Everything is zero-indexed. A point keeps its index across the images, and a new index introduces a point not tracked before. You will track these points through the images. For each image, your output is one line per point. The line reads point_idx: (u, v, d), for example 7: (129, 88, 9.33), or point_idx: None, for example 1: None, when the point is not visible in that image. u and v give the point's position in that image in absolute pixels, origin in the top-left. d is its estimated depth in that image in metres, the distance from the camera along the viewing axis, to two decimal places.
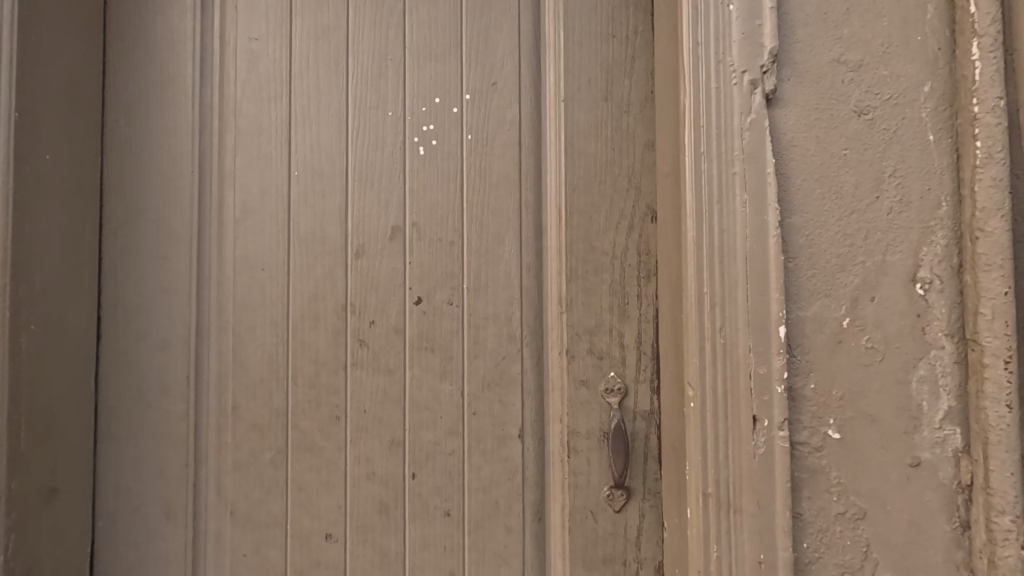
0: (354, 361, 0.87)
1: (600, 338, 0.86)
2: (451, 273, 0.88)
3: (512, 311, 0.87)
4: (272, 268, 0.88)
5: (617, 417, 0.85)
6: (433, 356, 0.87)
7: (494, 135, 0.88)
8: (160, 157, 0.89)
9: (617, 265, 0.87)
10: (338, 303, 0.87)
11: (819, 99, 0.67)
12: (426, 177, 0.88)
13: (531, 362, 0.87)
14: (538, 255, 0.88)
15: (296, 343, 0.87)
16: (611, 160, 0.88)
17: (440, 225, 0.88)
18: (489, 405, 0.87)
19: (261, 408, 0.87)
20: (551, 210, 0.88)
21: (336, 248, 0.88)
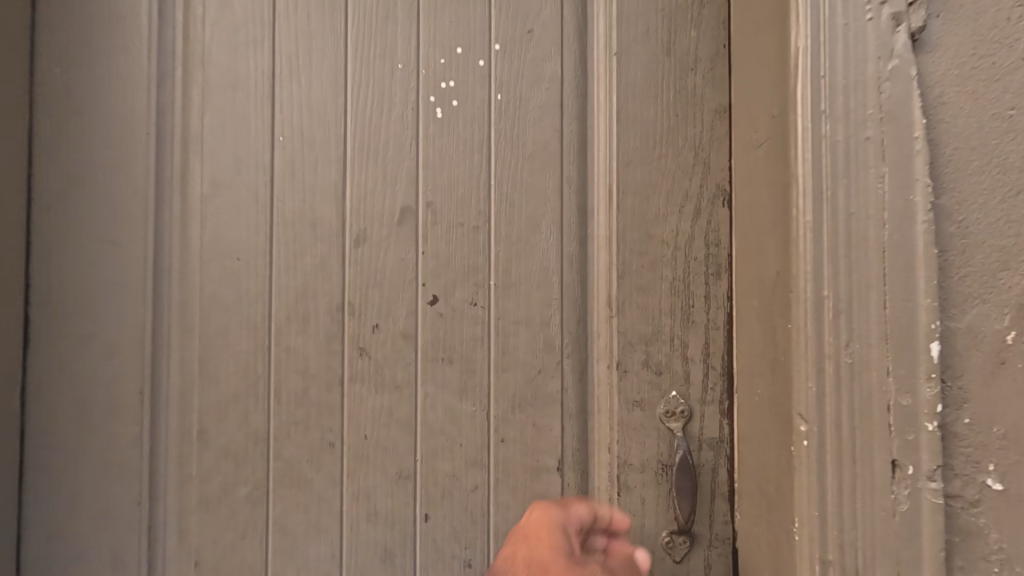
0: (353, 375, 0.70)
1: (659, 348, 0.70)
2: (474, 265, 0.70)
3: (550, 314, 0.70)
4: (250, 258, 0.70)
5: (682, 448, 0.69)
6: (452, 369, 0.70)
7: (529, 95, 0.71)
8: (107, 114, 0.70)
9: (680, 258, 0.70)
10: (333, 302, 0.70)
11: (979, 44, 0.50)
12: (444, 146, 0.70)
13: (573, 377, 0.71)
14: (582, 245, 0.71)
15: (279, 352, 0.70)
16: (674, 128, 0.71)
17: (461, 205, 0.70)
18: (520, 430, 0.70)
19: (234, 433, 0.69)
20: (598, 190, 0.71)
21: (331, 234, 0.70)
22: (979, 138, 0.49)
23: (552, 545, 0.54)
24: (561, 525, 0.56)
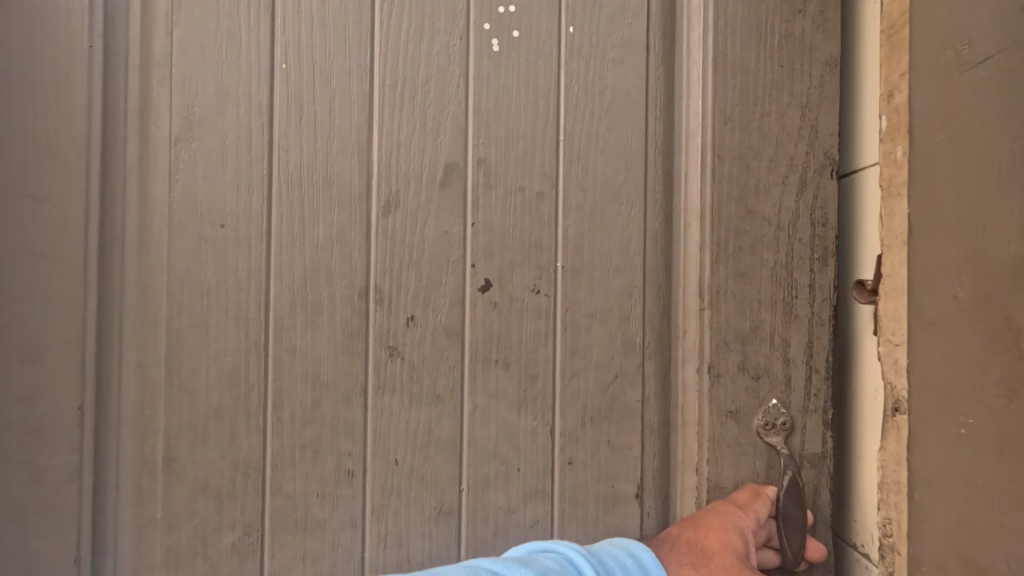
0: (380, 382, 0.53)
1: (757, 348, 0.58)
2: (538, 242, 0.55)
3: (630, 305, 0.57)
4: (239, 225, 0.52)
5: (789, 466, 0.57)
6: (508, 375, 0.55)
7: (608, 30, 0.56)
8: (25, 14, 0.49)
9: (782, 239, 0.58)
10: (353, 287, 0.53)
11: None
12: (502, 90, 0.55)
13: (655, 384, 0.58)
14: (666, 221, 0.58)
15: (279, 352, 0.52)
16: (778, 82, 0.58)
17: (524, 165, 0.55)
18: (592, 450, 0.56)
19: (217, 462, 0.51)
20: (692, 153, 0.58)
21: (352, 197, 0.53)
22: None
23: (725, 542, 0.52)
24: (739, 526, 0.53)
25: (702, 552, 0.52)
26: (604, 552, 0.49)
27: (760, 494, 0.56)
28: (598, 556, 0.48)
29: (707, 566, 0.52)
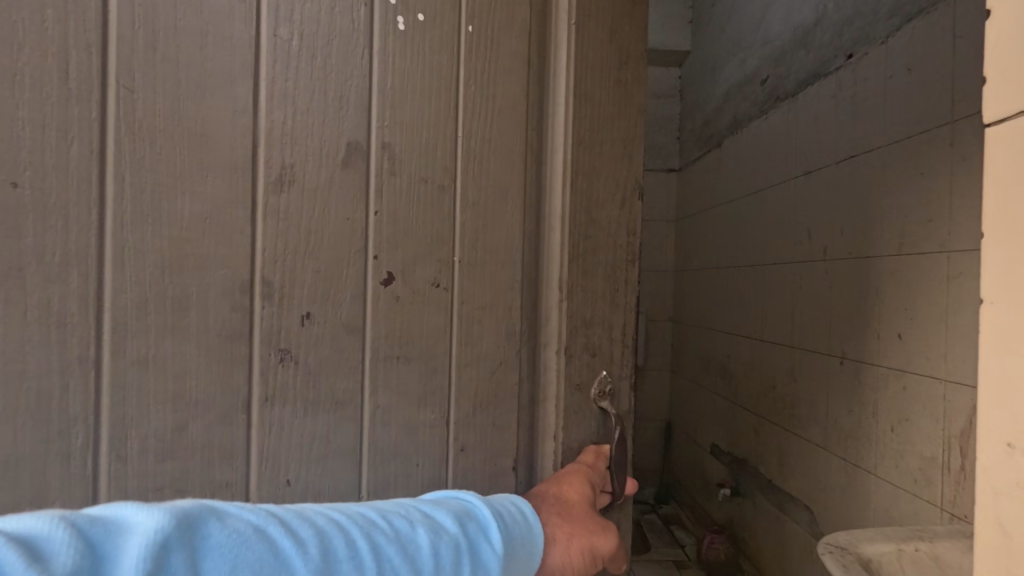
0: (270, 393, 0.46)
1: (599, 334, 0.59)
2: (438, 236, 0.53)
3: (512, 299, 0.56)
4: (52, 191, 0.40)
5: (617, 422, 0.60)
6: (409, 372, 0.52)
7: (501, 31, 0.55)
8: None
9: (617, 245, 0.59)
10: (233, 280, 0.45)
11: (886, 34, 1.15)
12: (408, 76, 0.51)
13: (528, 370, 0.58)
14: (535, 221, 0.57)
15: (125, 367, 0.42)
16: (619, 110, 0.59)
17: (428, 154, 0.52)
18: (481, 435, 0.55)
19: (24, 507, 0.40)
20: (556, 164, 0.57)
21: (233, 166, 0.44)
22: (932, 195, 1.01)
23: (580, 492, 0.54)
24: (586, 476, 0.56)
25: (560, 499, 0.53)
26: (494, 498, 0.46)
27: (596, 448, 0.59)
28: (490, 500, 0.46)
29: (570, 510, 0.52)
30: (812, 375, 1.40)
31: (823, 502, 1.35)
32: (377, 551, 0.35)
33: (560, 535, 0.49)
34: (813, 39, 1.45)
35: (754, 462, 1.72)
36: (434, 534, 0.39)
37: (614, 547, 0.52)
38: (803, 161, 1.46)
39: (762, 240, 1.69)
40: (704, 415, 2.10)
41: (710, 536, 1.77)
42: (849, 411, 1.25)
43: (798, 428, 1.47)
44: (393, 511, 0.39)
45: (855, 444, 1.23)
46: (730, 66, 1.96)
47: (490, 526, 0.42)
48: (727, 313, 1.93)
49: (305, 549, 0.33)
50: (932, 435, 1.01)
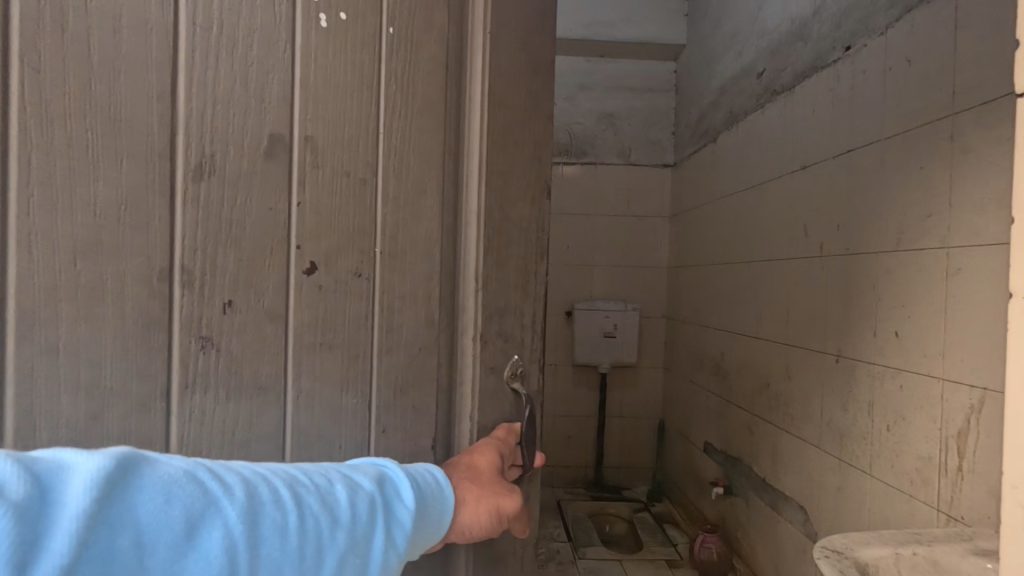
0: (189, 380, 0.49)
1: (512, 321, 0.62)
2: (359, 227, 0.55)
3: (432, 289, 0.59)
4: None
5: (530, 403, 0.63)
6: (333, 358, 0.55)
7: (421, 31, 0.56)
8: None
9: (529, 239, 0.63)
10: (151, 268, 0.48)
11: (886, 24, 1.27)
12: (331, 74, 0.53)
13: (446, 354, 0.60)
14: (454, 216, 0.60)
15: (33, 354, 0.45)
16: (531, 115, 0.62)
17: (347, 150, 0.54)
18: (402, 414, 0.58)
19: None
20: (472, 163, 0.60)
21: (150, 154, 0.47)
22: (931, 189, 1.12)
23: (487, 460, 0.57)
24: (495, 447, 0.59)
25: (471, 467, 0.57)
26: (410, 466, 0.52)
27: (505, 424, 0.62)
28: (407, 468, 0.51)
29: (478, 476, 0.56)
30: (807, 373, 1.54)
31: (816, 503, 1.48)
32: (299, 500, 0.41)
33: (468, 497, 0.53)
34: (812, 30, 1.59)
35: (748, 463, 1.87)
36: (351, 490, 0.44)
37: (518, 510, 0.56)
38: (801, 157, 1.60)
39: (761, 242, 1.83)
40: (701, 411, 2.30)
41: (704, 536, 1.97)
42: (844, 410, 1.38)
43: (792, 427, 1.61)
44: (316, 470, 0.45)
45: (848, 443, 1.36)
46: (728, 60, 2.17)
47: (402, 482, 0.49)
48: (726, 313, 2.09)
49: (232, 492, 0.38)
50: (930, 436, 1.11)
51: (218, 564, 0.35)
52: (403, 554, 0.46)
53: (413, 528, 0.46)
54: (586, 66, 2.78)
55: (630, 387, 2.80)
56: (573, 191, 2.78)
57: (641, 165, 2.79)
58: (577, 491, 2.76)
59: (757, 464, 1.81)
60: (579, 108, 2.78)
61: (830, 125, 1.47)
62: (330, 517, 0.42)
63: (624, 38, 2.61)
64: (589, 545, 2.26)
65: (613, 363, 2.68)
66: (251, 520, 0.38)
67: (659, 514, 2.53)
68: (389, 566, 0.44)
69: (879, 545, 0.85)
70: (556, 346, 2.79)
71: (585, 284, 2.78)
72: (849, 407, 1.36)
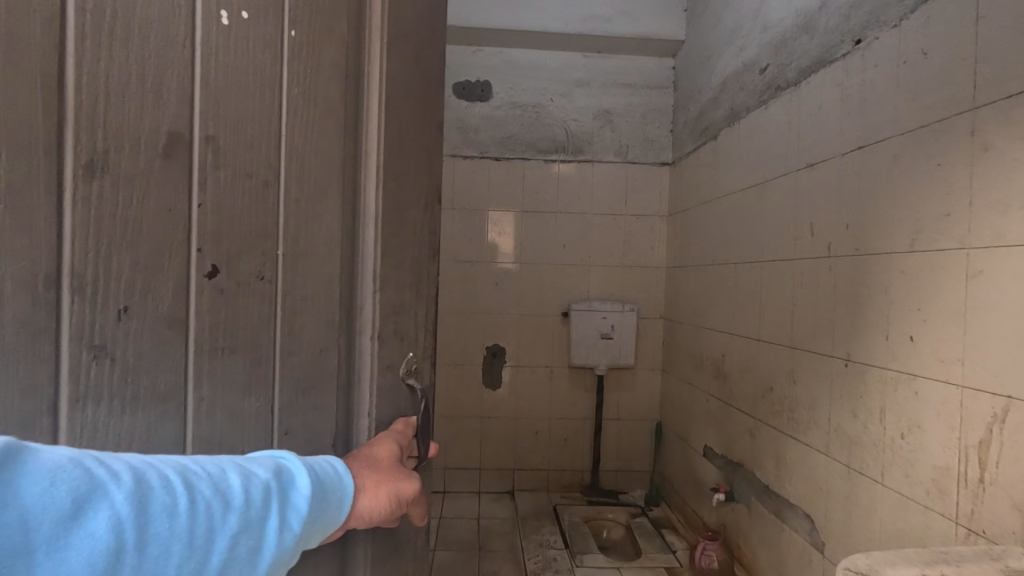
0: (84, 390, 0.49)
1: (405, 318, 0.70)
2: (262, 231, 0.58)
3: (333, 290, 0.63)
4: None
5: (424, 397, 0.72)
6: (235, 360, 0.57)
7: (320, 44, 0.60)
8: None
9: (421, 243, 0.72)
10: (38, 273, 0.47)
11: (900, 17, 1.22)
12: (230, 83, 0.55)
13: (345, 352, 0.65)
14: (353, 216, 0.65)
15: None
16: (421, 131, 0.71)
17: (248, 154, 0.57)
18: (304, 407, 0.62)
19: None
20: (370, 168, 0.66)
21: (36, 153, 0.46)
22: (948, 188, 1.07)
23: (386, 450, 0.63)
24: (393, 438, 0.66)
25: (371, 456, 0.62)
26: (312, 458, 0.57)
27: (402, 417, 0.70)
28: (306, 461, 0.55)
29: (378, 464, 0.61)
30: (815, 377, 1.48)
31: (823, 511, 1.42)
32: (190, 487, 0.45)
33: (368, 484, 0.59)
34: (818, 24, 1.54)
35: (750, 467, 1.82)
36: (243, 478, 0.48)
37: (416, 493, 0.62)
38: (807, 154, 1.55)
39: (765, 241, 1.77)
40: (700, 413, 2.25)
41: (705, 543, 1.94)
42: (854, 415, 1.32)
43: (799, 432, 1.55)
44: (213, 459, 0.49)
45: (858, 449, 1.31)
46: (729, 54, 2.11)
47: (297, 474, 0.52)
48: (727, 313, 2.04)
49: (121, 478, 0.42)
50: (948, 445, 1.06)
51: (107, 542, 0.40)
52: (299, 535, 0.50)
53: (308, 511, 0.51)
54: (585, 62, 2.72)
55: (628, 389, 2.74)
56: (570, 190, 2.73)
57: (640, 163, 2.74)
58: (575, 495, 2.71)
59: (760, 470, 1.75)
60: (577, 105, 2.72)
61: (840, 121, 1.41)
62: (223, 503, 0.46)
63: (623, 34, 2.56)
64: (587, 552, 2.19)
65: (611, 365, 2.63)
66: (140, 505, 0.42)
67: (658, 518, 2.49)
68: (285, 546, 0.49)
69: (904, 566, 0.79)
70: (555, 347, 2.74)
71: (583, 284, 2.73)
72: (860, 413, 1.31)
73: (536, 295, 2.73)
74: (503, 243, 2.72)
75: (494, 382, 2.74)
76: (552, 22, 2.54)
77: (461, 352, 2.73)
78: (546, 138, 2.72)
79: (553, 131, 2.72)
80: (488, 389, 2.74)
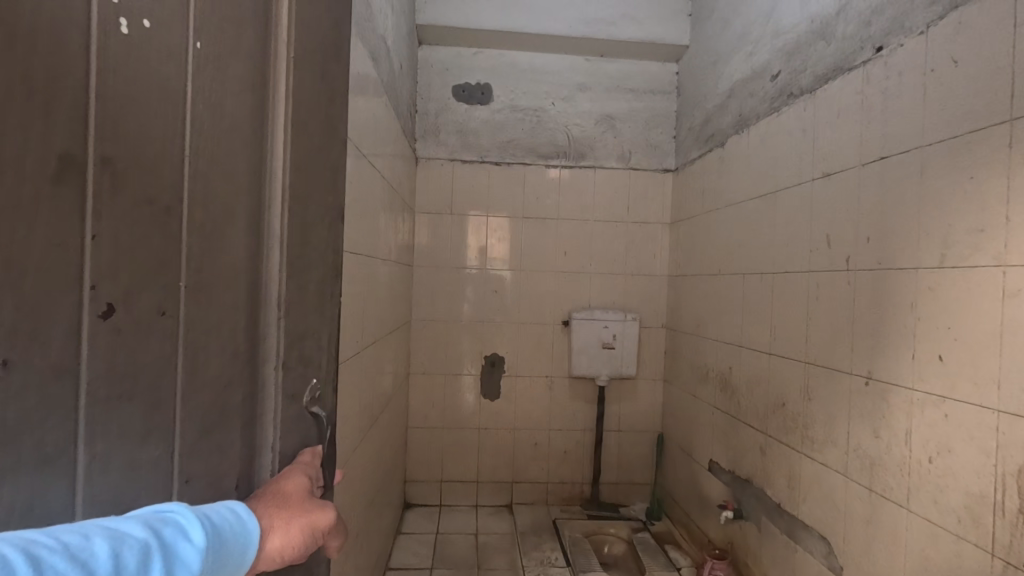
0: None
1: (309, 342, 0.71)
2: (163, 262, 0.52)
3: (237, 320, 0.61)
4: None
5: (328, 424, 0.75)
6: (134, 405, 0.51)
7: (227, 63, 0.57)
8: None
9: (323, 265, 0.73)
10: None
11: (927, 23, 1.18)
12: (128, 100, 0.49)
13: (248, 388, 0.63)
14: (258, 238, 0.63)
15: None
16: (323, 154, 0.72)
17: (151, 174, 0.51)
18: (206, 443, 0.58)
19: None
20: (275, 190, 0.64)
21: None
22: (982, 201, 1.03)
23: (295, 484, 0.65)
24: (302, 472, 0.67)
25: (279, 492, 0.63)
26: (205, 507, 0.53)
27: (308, 448, 0.72)
28: (204, 513, 0.52)
29: (287, 500, 0.62)
30: (829, 394, 1.44)
31: (840, 533, 1.38)
32: (37, 563, 0.39)
33: (277, 523, 0.58)
34: (835, 30, 1.50)
35: (760, 485, 1.77)
36: (113, 543, 0.43)
37: (331, 524, 0.63)
38: (823, 163, 1.50)
39: (776, 252, 1.72)
40: (705, 427, 2.20)
41: (712, 562, 1.89)
42: (875, 435, 1.27)
43: (814, 450, 1.50)
44: (69, 527, 0.43)
45: (880, 471, 1.25)
46: (736, 60, 2.08)
47: (186, 529, 0.49)
48: (734, 324, 1.99)
49: None
50: (980, 471, 1.01)
51: None
52: None
53: (201, 567, 0.48)
54: (587, 66, 2.67)
55: (629, 400, 2.68)
56: (572, 196, 2.67)
57: (642, 169, 2.69)
58: (575, 509, 2.65)
59: (771, 488, 1.69)
60: (577, 110, 2.67)
61: (858, 132, 1.37)
62: (84, 573, 0.41)
63: (627, 37, 2.52)
64: (589, 570, 2.13)
65: (612, 375, 2.57)
66: None
67: (659, 533, 2.43)
68: None
69: None
70: (553, 357, 2.67)
71: (584, 292, 2.67)
72: (881, 433, 1.26)
73: (536, 304, 2.66)
74: (502, 250, 2.65)
75: (493, 393, 2.67)
76: (555, 25, 2.48)
77: (457, 362, 2.66)
78: (547, 142, 2.66)
79: (553, 136, 2.66)
80: (484, 400, 2.67)
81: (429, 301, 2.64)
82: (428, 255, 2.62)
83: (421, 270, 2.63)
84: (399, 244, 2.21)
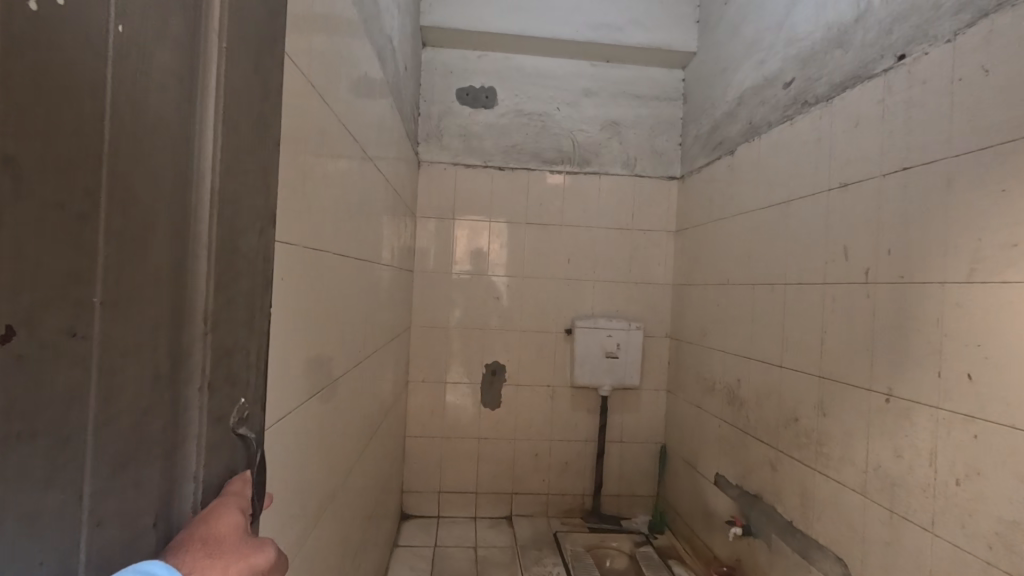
0: None
1: (239, 361, 0.59)
2: (75, 270, 0.36)
3: (157, 340, 0.45)
4: None
5: (256, 447, 0.64)
6: (30, 453, 0.33)
7: (156, 21, 0.43)
8: None
9: (254, 271, 0.62)
10: None
11: (953, 32, 1.15)
12: (38, 48, 0.33)
13: (166, 413, 0.47)
14: (183, 243, 0.48)
15: None
16: (255, 145, 0.60)
17: (70, 156, 0.35)
18: (120, 498, 0.41)
19: None
20: (203, 193, 0.49)
21: None
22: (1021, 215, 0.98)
23: (230, 523, 0.50)
24: (235, 508, 0.53)
25: (212, 536, 0.48)
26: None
27: (240, 476, 0.59)
28: None
29: (220, 543, 0.48)
30: (846, 409, 1.40)
31: (857, 554, 1.34)
32: None
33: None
34: (852, 39, 1.47)
35: (770, 502, 1.72)
36: None
37: (275, 559, 0.51)
38: (840, 173, 1.47)
39: (788, 262, 1.69)
40: (713, 440, 2.14)
41: None
42: (897, 456, 1.23)
43: (828, 468, 1.46)
44: None
45: (903, 492, 1.21)
46: (746, 67, 2.05)
47: None
48: (743, 335, 1.95)
49: None
50: (1014, 496, 0.97)
51: None
52: None
53: None
54: (592, 72, 2.64)
55: (632, 410, 2.64)
56: (575, 202, 2.63)
57: (646, 175, 2.66)
58: (575, 522, 2.59)
59: (783, 505, 1.65)
60: (584, 115, 2.64)
61: (878, 146, 1.34)
62: None
63: (635, 43, 2.48)
64: None
65: (616, 385, 2.52)
66: None
67: (664, 547, 2.38)
68: None
69: None
70: (554, 365, 2.62)
71: (585, 300, 2.62)
72: (903, 454, 1.22)
73: (539, 311, 2.61)
74: (505, 256, 2.60)
75: (493, 401, 2.61)
76: (563, 28, 2.45)
77: (455, 370, 2.60)
78: (551, 147, 2.62)
79: (558, 141, 2.62)
80: (485, 408, 2.61)
81: (427, 307, 2.58)
82: (430, 260, 2.57)
83: (421, 276, 2.57)
84: (402, 248, 2.16)
